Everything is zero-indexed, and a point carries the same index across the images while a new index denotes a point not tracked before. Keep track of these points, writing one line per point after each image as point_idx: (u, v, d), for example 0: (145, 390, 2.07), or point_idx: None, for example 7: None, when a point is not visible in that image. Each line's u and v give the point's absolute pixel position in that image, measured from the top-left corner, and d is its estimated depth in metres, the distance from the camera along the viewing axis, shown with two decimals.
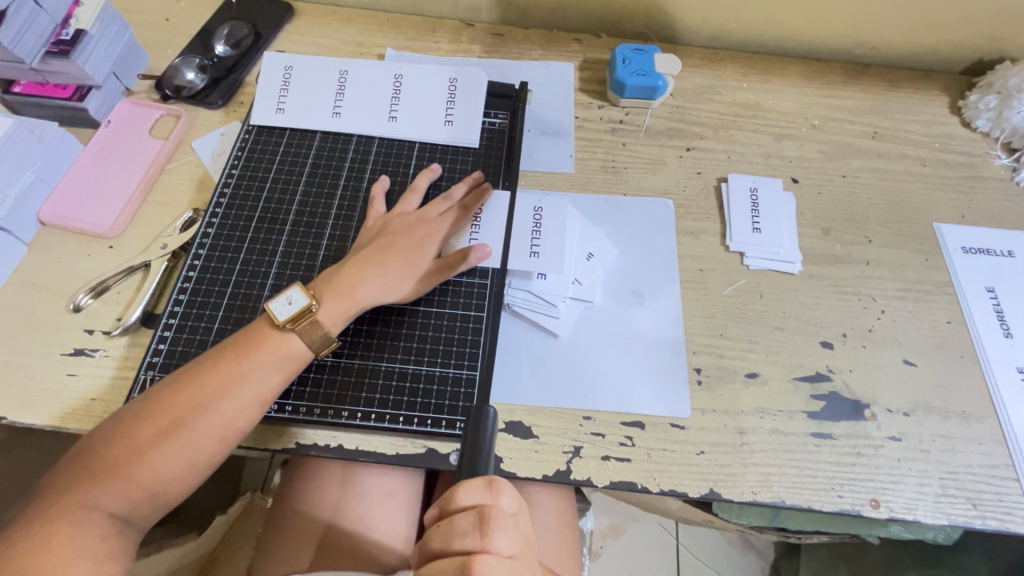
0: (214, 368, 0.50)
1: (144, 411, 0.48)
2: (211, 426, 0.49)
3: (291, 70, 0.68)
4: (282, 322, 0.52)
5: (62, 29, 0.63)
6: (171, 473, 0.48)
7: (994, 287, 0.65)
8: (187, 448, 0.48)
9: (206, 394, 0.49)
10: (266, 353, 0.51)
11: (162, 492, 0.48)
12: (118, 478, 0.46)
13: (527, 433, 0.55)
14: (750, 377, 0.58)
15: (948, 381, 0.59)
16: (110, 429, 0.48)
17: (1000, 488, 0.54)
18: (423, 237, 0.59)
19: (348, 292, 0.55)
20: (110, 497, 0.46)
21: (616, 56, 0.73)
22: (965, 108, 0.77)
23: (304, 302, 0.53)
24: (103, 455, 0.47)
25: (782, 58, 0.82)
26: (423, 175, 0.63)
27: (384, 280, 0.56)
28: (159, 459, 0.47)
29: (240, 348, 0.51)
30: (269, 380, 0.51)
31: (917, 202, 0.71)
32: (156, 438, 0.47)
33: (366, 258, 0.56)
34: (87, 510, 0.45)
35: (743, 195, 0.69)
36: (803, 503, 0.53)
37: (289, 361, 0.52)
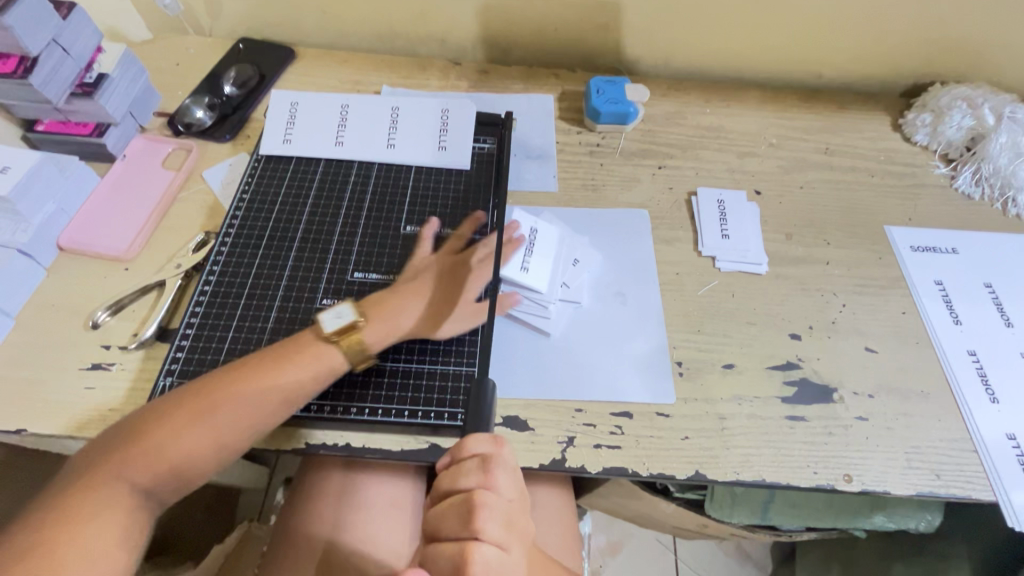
0: (253, 367, 0.54)
1: (186, 396, 0.52)
2: (243, 418, 0.52)
3: (297, 105, 0.75)
4: (332, 335, 0.56)
5: (85, 73, 0.69)
6: (197, 455, 0.51)
7: (942, 280, 0.72)
8: (218, 434, 0.52)
9: (245, 389, 0.53)
10: (309, 360, 0.55)
11: (186, 471, 0.51)
12: (151, 454, 0.50)
13: (523, 425, 0.59)
14: (727, 367, 0.63)
15: (907, 365, 0.65)
16: (153, 408, 0.52)
17: (958, 459, 0.59)
18: (468, 289, 0.63)
19: (389, 317, 0.59)
20: (142, 470, 0.49)
21: (591, 88, 0.81)
22: (905, 125, 0.86)
23: (352, 317, 0.57)
24: (143, 430, 0.50)
25: (740, 85, 0.91)
26: (468, 223, 0.69)
27: (421, 312, 0.61)
28: (190, 440, 0.51)
29: (284, 353, 0.55)
30: (305, 383, 0.54)
31: (868, 209, 0.78)
32: (191, 421, 0.51)
33: (411, 291, 0.62)
34: (121, 479, 0.49)
35: (712, 206, 0.75)
36: (782, 480, 0.57)
37: (326, 373, 0.55)
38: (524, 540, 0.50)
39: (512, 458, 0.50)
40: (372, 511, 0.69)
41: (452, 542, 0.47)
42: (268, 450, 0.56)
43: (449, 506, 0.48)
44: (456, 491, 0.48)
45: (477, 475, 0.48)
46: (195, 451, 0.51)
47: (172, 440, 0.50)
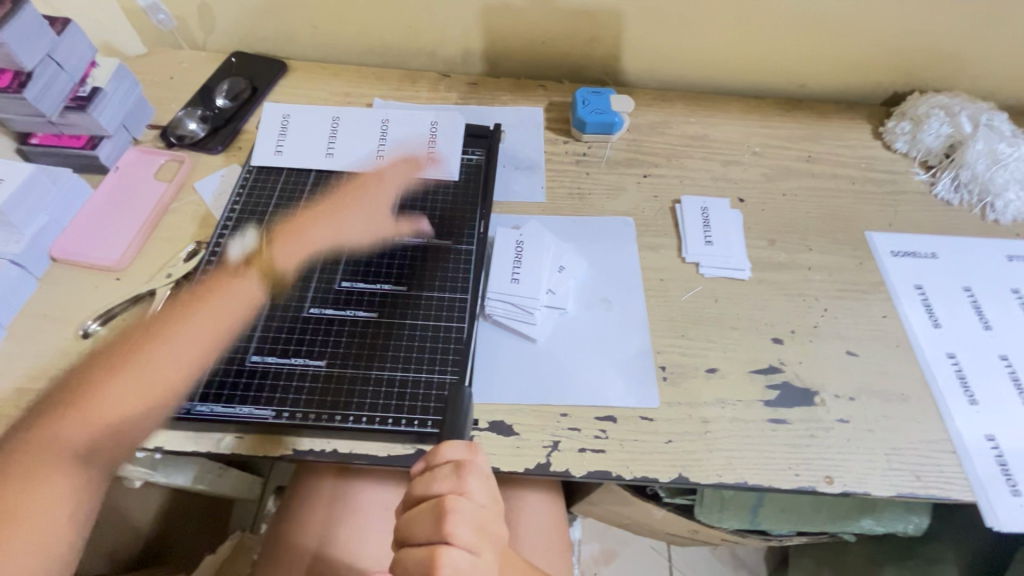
0: (166, 317, 0.61)
1: (107, 356, 0.58)
2: (162, 359, 0.58)
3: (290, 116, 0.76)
4: (238, 258, 0.66)
5: (79, 87, 0.70)
6: (128, 407, 0.55)
7: (922, 284, 0.73)
8: (142, 378, 0.56)
9: (161, 336, 0.59)
10: (218, 296, 0.63)
11: (122, 426, 0.55)
12: (83, 410, 0.54)
13: (508, 430, 0.59)
14: (710, 371, 0.64)
15: (888, 368, 0.66)
16: (80, 374, 0.58)
17: (938, 460, 0.60)
18: (383, 188, 0.73)
19: (299, 238, 0.68)
20: (74, 427, 0.54)
21: (577, 99, 0.83)
22: (885, 133, 0.88)
23: (254, 243, 0.68)
24: (69, 396, 0.56)
25: (724, 94, 0.93)
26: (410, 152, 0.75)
27: (359, 219, 0.70)
28: (116, 390, 0.56)
29: (198, 295, 0.63)
30: (226, 322, 0.61)
31: (849, 215, 0.79)
32: (115, 374, 0.57)
33: (332, 207, 0.71)
34: (56, 441, 0.53)
35: (695, 214, 0.77)
36: (764, 483, 0.58)
37: (245, 297, 0.63)
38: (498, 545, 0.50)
39: (486, 465, 0.51)
40: (363, 518, 0.69)
41: (422, 546, 0.48)
42: (255, 458, 0.56)
43: (421, 510, 0.49)
44: (429, 496, 0.49)
45: (450, 480, 0.49)
46: (122, 402, 0.55)
47: (97, 394, 0.55)
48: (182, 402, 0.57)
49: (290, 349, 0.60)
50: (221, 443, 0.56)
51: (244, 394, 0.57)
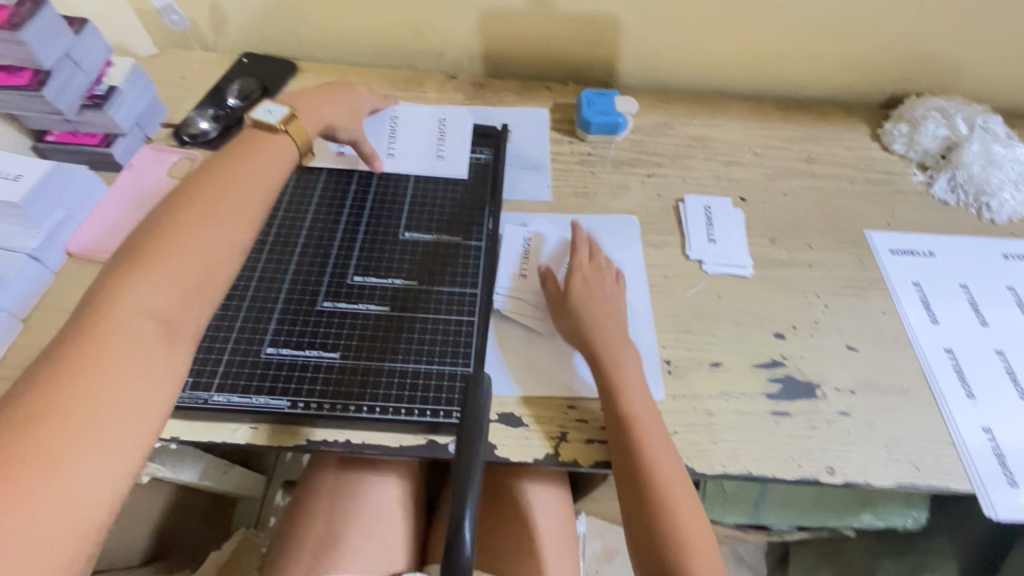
0: (226, 167, 0.54)
1: (168, 214, 0.48)
2: (235, 206, 0.51)
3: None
4: (276, 124, 0.59)
5: (96, 86, 0.72)
6: (220, 248, 0.48)
7: (919, 281, 0.75)
8: (225, 228, 0.49)
9: (228, 181, 0.52)
10: (265, 147, 0.58)
11: (210, 274, 0.47)
12: (157, 264, 0.44)
13: (517, 421, 0.61)
14: (714, 365, 0.66)
15: (887, 362, 0.67)
16: (134, 242, 0.46)
17: (938, 452, 0.61)
18: (354, 96, 0.73)
19: (316, 106, 0.67)
20: (152, 285, 0.43)
21: (582, 100, 0.85)
22: (883, 135, 0.90)
23: (284, 109, 0.61)
24: (132, 259, 0.44)
25: (725, 97, 0.95)
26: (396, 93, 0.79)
27: (333, 109, 0.68)
28: (196, 239, 0.47)
29: (237, 153, 0.56)
30: (276, 167, 0.57)
31: (849, 214, 0.81)
32: (187, 227, 0.47)
33: (318, 92, 0.69)
34: (134, 304, 0.42)
35: (698, 212, 0.78)
36: (767, 473, 0.59)
37: (284, 155, 0.59)
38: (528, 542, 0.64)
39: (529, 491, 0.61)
40: (364, 512, 0.70)
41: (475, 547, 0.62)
42: (269, 448, 0.57)
43: None
44: None
45: None
46: (208, 250, 0.47)
47: (170, 246, 0.46)
48: (199, 392, 0.58)
49: (305, 340, 0.62)
50: (235, 434, 0.57)
51: (260, 385, 0.59)
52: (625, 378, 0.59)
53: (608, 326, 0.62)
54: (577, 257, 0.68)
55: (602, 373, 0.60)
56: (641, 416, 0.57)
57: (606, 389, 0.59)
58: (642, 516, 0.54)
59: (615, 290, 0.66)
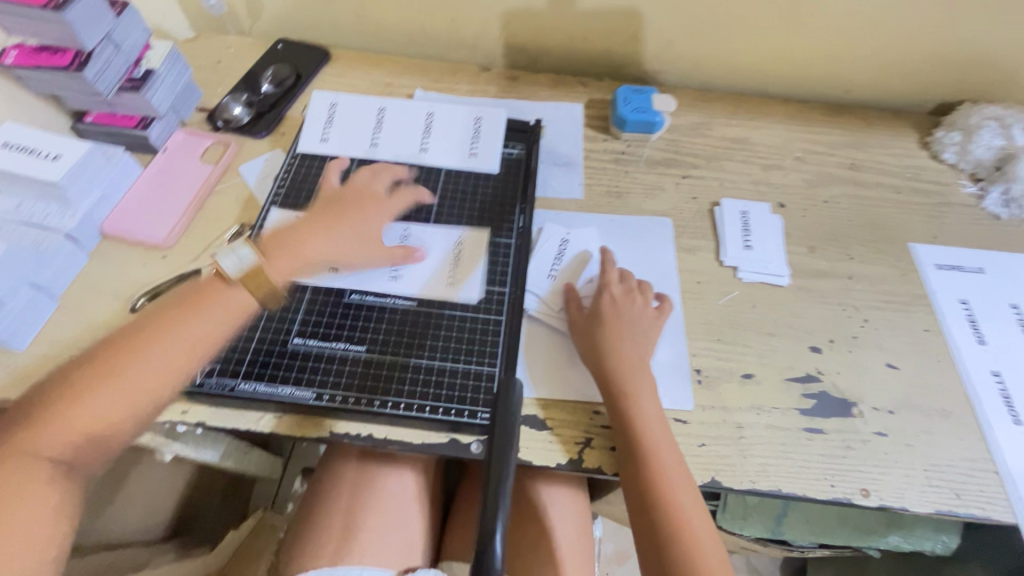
0: (161, 319, 0.52)
1: (84, 366, 0.49)
2: (151, 369, 0.49)
3: (332, 177, 0.70)
4: (231, 277, 0.54)
5: (134, 68, 0.72)
6: (123, 412, 0.48)
7: (967, 299, 0.71)
8: (130, 390, 0.48)
9: (153, 341, 0.50)
10: (212, 301, 0.53)
11: (109, 432, 0.48)
12: (58, 423, 0.46)
13: (541, 425, 0.60)
14: (746, 377, 0.64)
15: (929, 383, 0.64)
16: (58, 383, 0.48)
17: (980, 480, 0.59)
18: (370, 209, 0.66)
19: (294, 249, 0.59)
20: (49, 443, 0.45)
21: (618, 97, 0.83)
22: (933, 143, 0.86)
23: (250, 258, 0.55)
24: (38, 412, 0.47)
25: (767, 98, 0.92)
26: (405, 198, 0.69)
27: (332, 242, 0.62)
28: (97, 401, 0.47)
29: (186, 300, 0.53)
30: (216, 326, 0.53)
31: (894, 225, 0.78)
32: (97, 379, 0.48)
33: (320, 216, 0.63)
34: (28, 458, 0.45)
35: (735, 217, 0.76)
36: (798, 492, 0.57)
37: (234, 310, 0.54)
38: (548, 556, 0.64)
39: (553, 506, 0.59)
40: (387, 503, 0.70)
41: None
42: (294, 438, 0.58)
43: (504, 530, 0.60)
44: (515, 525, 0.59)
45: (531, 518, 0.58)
46: (109, 412, 0.48)
47: (74, 406, 0.47)
48: (226, 379, 0.58)
49: (332, 333, 0.61)
50: (261, 421, 0.58)
51: (286, 374, 0.59)
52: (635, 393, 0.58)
53: (640, 348, 0.61)
54: (606, 276, 0.66)
55: (610, 388, 0.58)
56: (654, 437, 0.55)
57: (615, 404, 0.58)
58: (649, 532, 0.53)
59: (640, 315, 0.63)
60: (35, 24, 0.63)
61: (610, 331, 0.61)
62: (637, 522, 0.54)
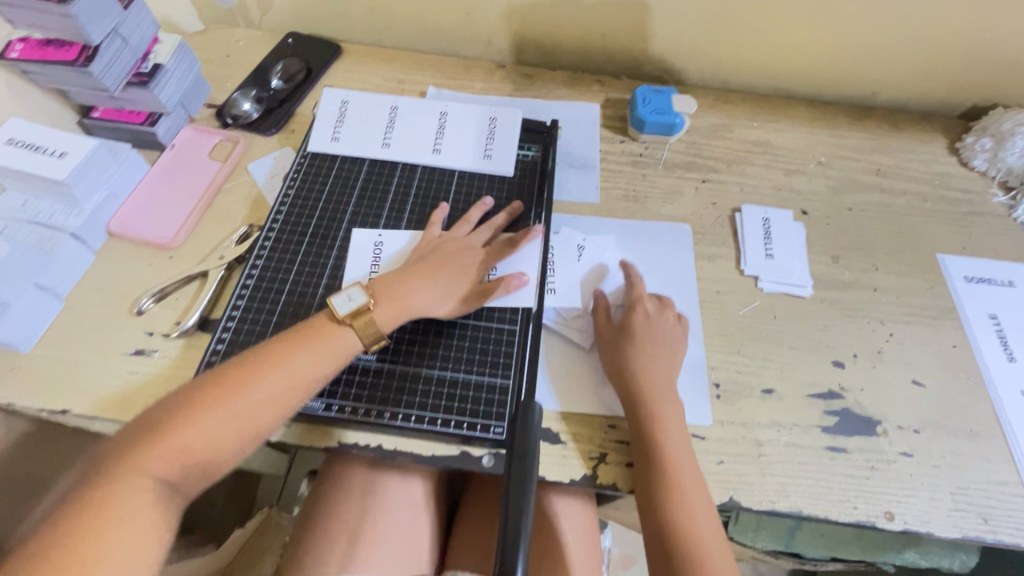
0: (277, 352, 0.52)
1: (201, 387, 0.49)
2: (265, 402, 0.50)
3: (434, 229, 0.66)
4: (343, 318, 0.56)
5: (141, 63, 0.70)
6: (229, 442, 0.49)
7: (996, 314, 0.69)
8: (241, 421, 0.49)
9: (271, 374, 0.51)
10: (321, 341, 0.54)
11: (213, 460, 0.48)
12: (172, 443, 0.46)
13: (555, 438, 0.58)
14: (766, 392, 0.62)
15: (957, 402, 0.62)
16: (170, 404, 0.49)
17: (1009, 504, 0.56)
18: (470, 264, 0.62)
19: (401, 299, 0.58)
20: (164, 462, 0.46)
21: (637, 96, 0.80)
22: (962, 149, 0.83)
23: (362, 301, 0.57)
24: (155, 428, 0.47)
25: (790, 99, 0.89)
26: (475, 208, 0.67)
27: (433, 292, 0.59)
28: (214, 426, 0.48)
29: (298, 336, 0.54)
30: (320, 367, 0.53)
31: (921, 235, 0.75)
32: (210, 402, 0.48)
33: (422, 267, 0.60)
34: (140, 474, 0.45)
35: (757, 224, 0.74)
36: (820, 513, 0.55)
37: (339, 354, 0.54)
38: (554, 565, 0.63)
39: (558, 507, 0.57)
40: (390, 510, 0.69)
41: None
42: (302, 448, 0.57)
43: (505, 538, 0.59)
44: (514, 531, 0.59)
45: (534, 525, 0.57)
46: (220, 440, 0.48)
47: (192, 428, 0.47)
48: None
49: None
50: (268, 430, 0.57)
51: None
52: (662, 410, 0.56)
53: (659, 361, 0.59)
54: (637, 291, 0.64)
55: (636, 404, 0.56)
56: (674, 457, 0.53)
57: (641, 420, 0.56)
58: (664, 550, 0.51)
59: (672, 334, 0.61)
60: (41, 17, 0.61)
61: (642, 350, 0.59)
62: (650, 536, 0.53)
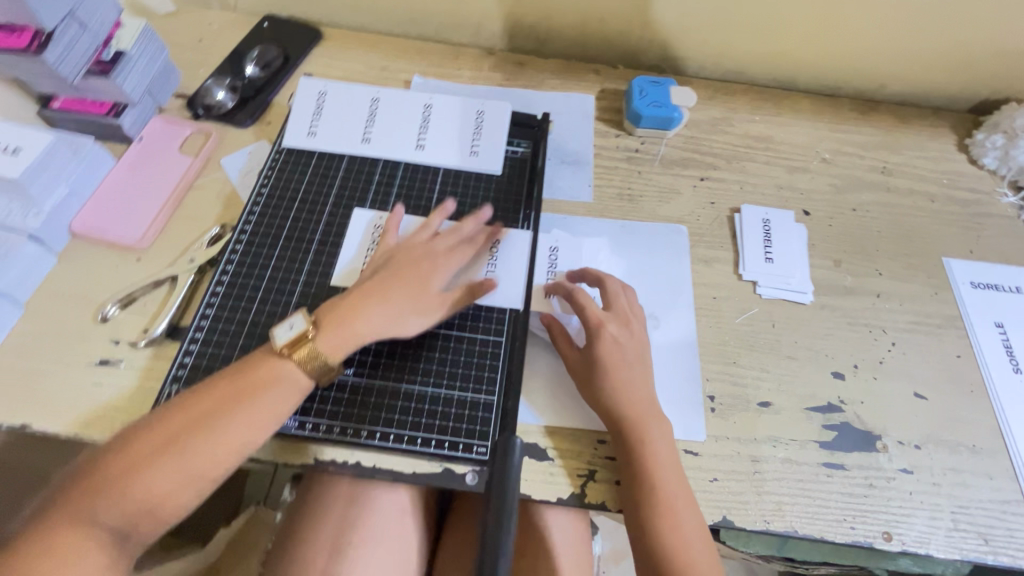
0: (223, 392, 0.51)
1: (147, 431, 0.48)
2: (211, 448, 0.49)
3: (390, 238, 0.61)
4: (282, 348, 0.53)
5: (103, 49, 0.66)
6: (175, 490, 0.47)
7: (1003, 323, 0.66)
8: (186, 468, 0.48)
9: (215, 419, 0.49)
10: (273, 380, 0.52)
11: (161, 507, 0.47)
12: (115, 493, 0.46)
13: (542, 454, 0.56)
14: (763, 406, 0.59)
15: (959, 416, 0.60)
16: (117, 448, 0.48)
17: (1010, 524, 0.55)
18: (431, 272, 0.59)
19: (351, 324, 0.54)
20: (109, 512, 0.46)
21: (634, 88, 0.76)
22: (972, 146, 0.79)
23: (303, 329, 0.53)
24: (103, 474, 0.46)
25: (794, 92, 0.85)
26: (472, 221, 0.63)
27: (389, 311, 0.55)
28: (156, 475, 0.47)
29: (250, 375, 0.52)
30: (276, 408, 0.51)
31: (927, 237, 0.72)
32: (157, 449, 0.48)
33: (375, 285, 0.56)
34: (86, 525, 0.45)
35: (756, 226, 0.70)
36: (815, 534, 0.53)
37: (295, 391, 0.52)
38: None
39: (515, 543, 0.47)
40: (377, 521, 0.65)
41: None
42: (277, 465, 0.54)
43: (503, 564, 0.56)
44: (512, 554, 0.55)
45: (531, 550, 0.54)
46: (165, 488, 0.47)
47: (135, 477, 0.46)
48: None
49: None
50: None
51: None
52: (644, 422, 0.54)
53: (623, 377, 0.55)
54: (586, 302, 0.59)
55: (614, 420, 0.54)
56: (662, 484, 0.51)
57: (620, 429, 0.54)
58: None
59: (629, 338, 0.58)
60: None
61: (603, 356, 0.56)
62: (641, 566, 0.51)
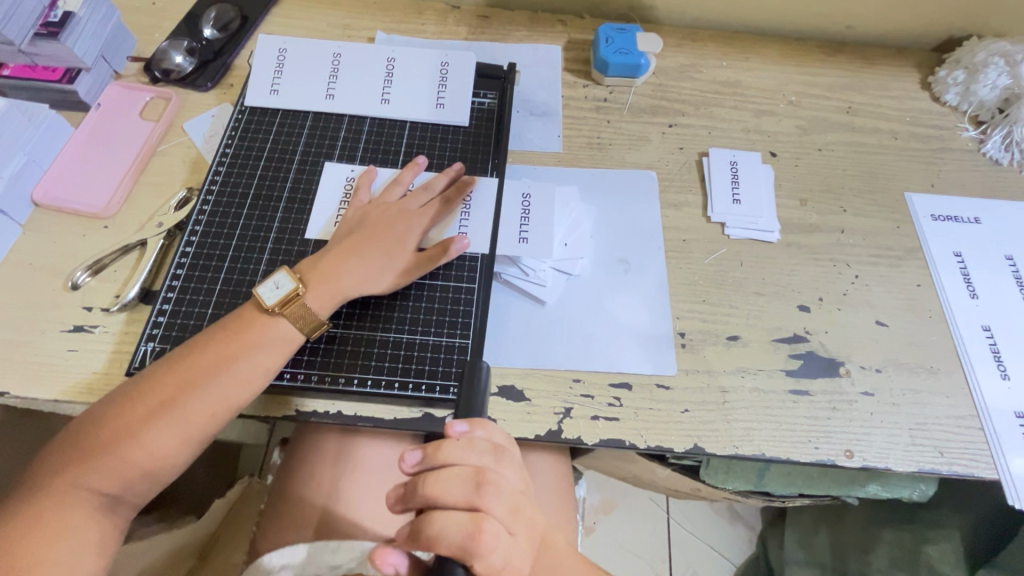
0: (205, 356, 0.51)
1: (131, 399, 0.49)
2: (198, 411, 0.49)
3: (362, 195, 0.62)
4: (271, 306, 0.53)
5: (49, 12, 0.64)
6: (167, 453, 0.48)
7: (961, 252, 0.68)
8: (174, 432, 0.49)
9: (200, 383, 0.50)
10: (255, 338, 0.52)
11: (153, 470, 0.48)
12: (105, 461, 0.47)
13: (519, 396, 0.57)
14: (732, 339, 0.61)
15: (919, 340, 0.63)
16: (101, 418, 0.48)
17: (965, 436, 0.58)
18: (406, 230, 0.59)
19: (333, 280, 0.55)
20: (100, 478, 0.47)
21: (600, 36, 0.75)
22: (935, 83, 0.80)
23: (291, 286, 0.54)
24: (90, 444, 0.47)
25: (761, 36, 0.84)
26: (443, 177, 0.63)
27: (365, 269, 0.56)
28: (146, 440, 0.48)
29: (232, 334, 0.52)
30: (261, 365, 0.51)
31: (890, 173, 0.74)
32: (142, 416, 0.48)
33: (351, 244, 0.57)
34: (78, 491, 0.46)
35: (723, 168, 0.71)
36: (782, 455, 0.56)
37: (280, 346, 0.53)
38: (529, 526, 0.46)
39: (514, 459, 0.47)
40: (366, 472, 0.67)
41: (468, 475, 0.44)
42: (258, 416, 0.55)
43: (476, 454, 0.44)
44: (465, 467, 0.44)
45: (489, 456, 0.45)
46: (156, 453, 0.48)
47: (125, 443, 0.47)
48: None
49: None
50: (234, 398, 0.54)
51: None
52: None
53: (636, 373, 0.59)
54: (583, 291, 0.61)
55: None
56: None
57: None
58: None
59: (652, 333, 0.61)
60: None
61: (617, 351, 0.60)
62: None
